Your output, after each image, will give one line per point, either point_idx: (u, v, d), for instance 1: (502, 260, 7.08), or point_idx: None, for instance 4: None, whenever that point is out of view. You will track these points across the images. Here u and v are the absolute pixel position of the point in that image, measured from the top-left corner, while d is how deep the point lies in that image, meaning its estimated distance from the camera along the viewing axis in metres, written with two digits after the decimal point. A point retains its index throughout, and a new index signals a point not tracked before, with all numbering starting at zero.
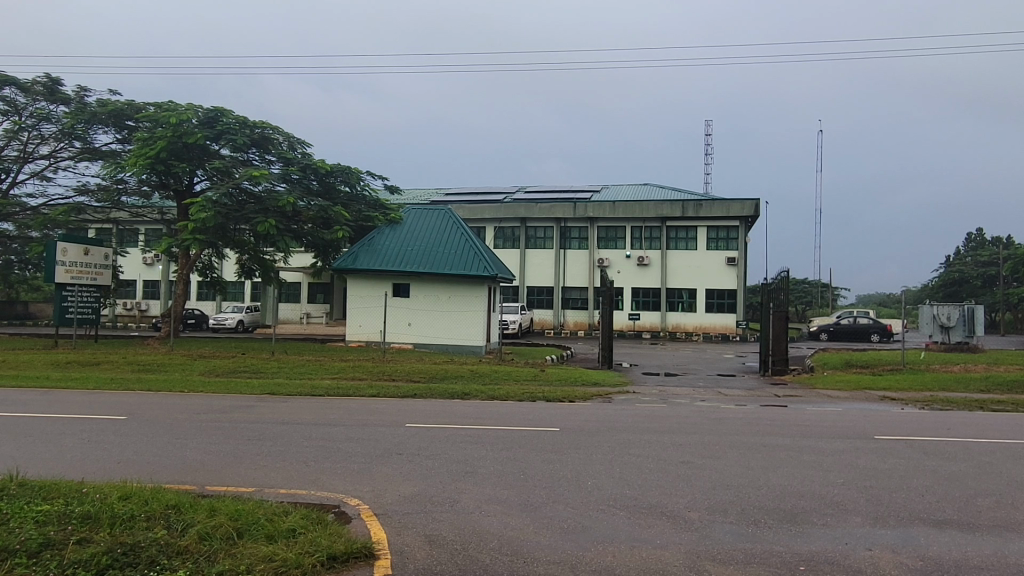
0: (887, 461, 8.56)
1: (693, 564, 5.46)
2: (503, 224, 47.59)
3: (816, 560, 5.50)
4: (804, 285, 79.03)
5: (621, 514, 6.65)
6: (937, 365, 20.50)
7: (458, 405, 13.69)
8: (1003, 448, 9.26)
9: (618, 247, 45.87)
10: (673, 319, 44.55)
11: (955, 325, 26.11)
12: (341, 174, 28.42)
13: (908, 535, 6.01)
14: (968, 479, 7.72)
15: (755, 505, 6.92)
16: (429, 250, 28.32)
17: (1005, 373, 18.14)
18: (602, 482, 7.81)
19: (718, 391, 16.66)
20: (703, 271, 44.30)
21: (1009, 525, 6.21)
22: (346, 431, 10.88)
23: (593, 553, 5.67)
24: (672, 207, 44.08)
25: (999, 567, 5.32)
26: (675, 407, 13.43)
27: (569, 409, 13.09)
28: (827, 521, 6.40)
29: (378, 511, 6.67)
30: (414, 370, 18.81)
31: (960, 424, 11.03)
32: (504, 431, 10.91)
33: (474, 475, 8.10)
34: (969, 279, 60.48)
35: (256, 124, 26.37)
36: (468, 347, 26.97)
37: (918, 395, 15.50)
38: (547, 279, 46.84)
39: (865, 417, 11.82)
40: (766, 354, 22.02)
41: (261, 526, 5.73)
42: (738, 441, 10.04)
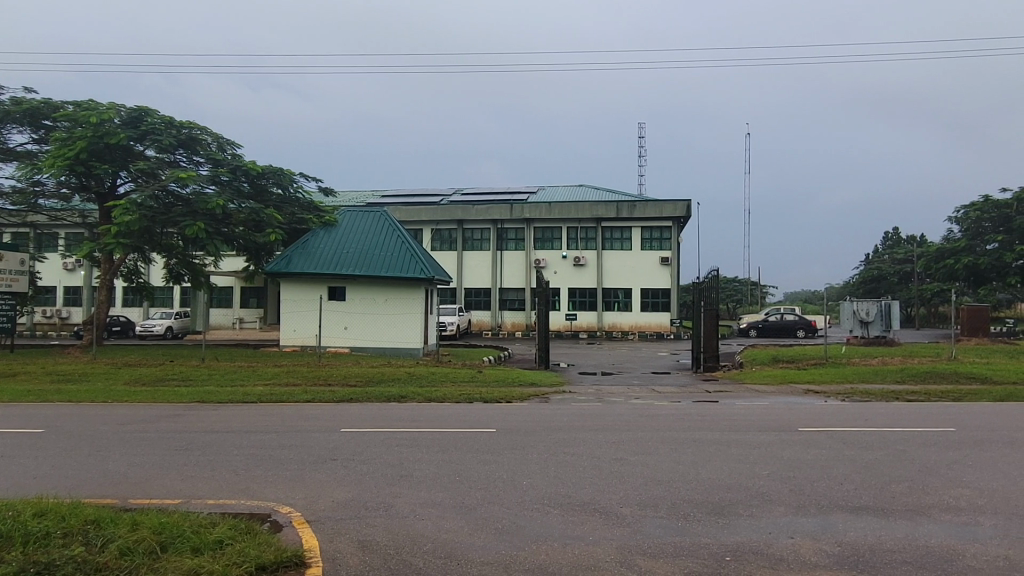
0: (810, 452, 8.91)
1: (624, 558, 5.57)
2: (440, 226, 47.44)
3: (741, 550, 5.68)
4: (734, 284, 81.73)
5: (556, 513, 6.73)
6: (857, 358, 21.40)
7: (395, 409, 13.58)
8: (915, 436, 9.78)
9: (554, 248, 46.24)
10: (609, 319, 45.22)
11: (873, 320, 27.33)
12: (273, 176, 27.88)
13: (828, 523, 6.26)
14: (883, 466, 8.10)
15: (685, 499, 7.09)
16: (365, 252, 27.96)
17: (918, 365, 19.07)
18: (536, 481, 7.87)
19: (651, 388, 16.97)
20: (638, 271, 45.15)
21: (919, 509, 6.56)
22: (278, 438, 10.67)
23: (528, 552, 5.72)
24: (607, 207, 44.72)
25: (909, 549, 5.62)
26: (610, 405, 13.63)
27: (505, 410, 13.14)
28: (752, 512, 6.62)
29: (310, 518, 6.58)
30: (349, 373, 18.57)
31: (877, 414, 11.57)
32: (440, 433, 10.89)
33: (409, 478, 8.05)
34: (886, 275, 63.64)
35: (183, 124, 25.65)
36: (407, 349, 26.83)
37: (838, 387, 16.18)
38: (484, 280, 46.91)
39: (790, 410, 12.25)
40: (697, 351, 22.54)
41: (186, 538, 5.56)
42: (669, 436, 10.28)
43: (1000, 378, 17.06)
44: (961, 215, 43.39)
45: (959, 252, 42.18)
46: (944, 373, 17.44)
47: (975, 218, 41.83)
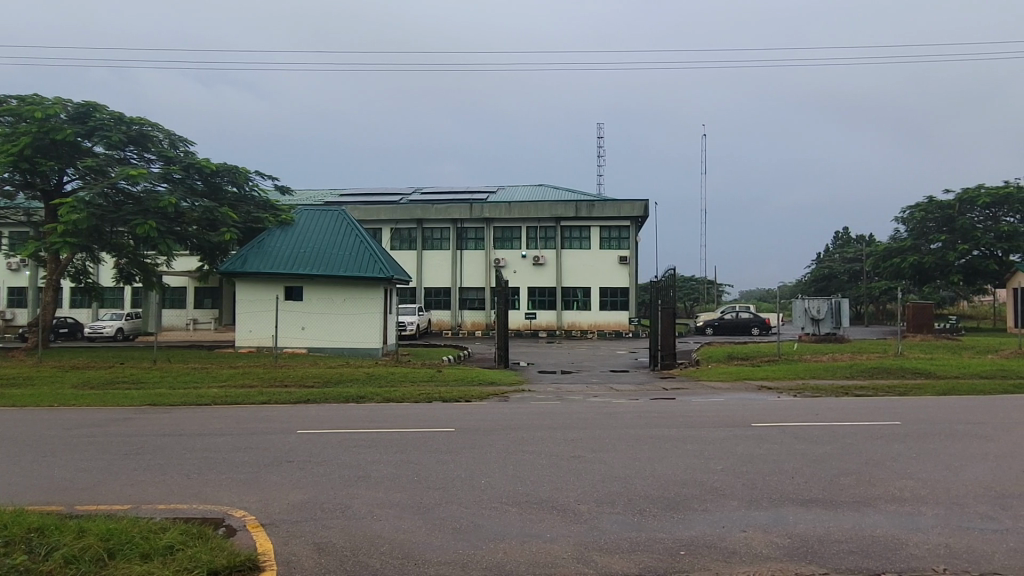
0: (763, 447, 9.10)
1: (582, 555, 5.62)
2: (400, 225, 47.14)
3: (696, 544, 5.78)
4: (691, 283, 83.04)
5: (513, 511, 6.76)
6: (808, 355, 21.90)
7: (352, 409, 13.46)
8: (863, 430, 10.06)
9: (513, 247, 46.33)
10: (568, 318, 45.44)
11: (824, 317, 28.02)
12: (227, 174, 27.35)
13: (780, 516, 6.40)
14: (832, 460, 8.32)
15: (642, 495, 7.18)
16: (323, 252, 27.62)
17: (866, 361, 19.60)
18: (494, 480, 7.89)
19: (609, 387, 17.13)
20: (597, 270, 45.50)
21: (866, 500, 6.76)
22: (234, 441, 10.49)
23: (485, 550, 5.74)
24: (566, 207, 44.98)
25: (855, 540, 5.78)
26: (569, 403, 13.70)
27: (464, 409, 13.12)
28: (706, 507, 6.73)
29: (265, 521, 6.49)
30: (306, 375, 18.32)
31: (827, 409, 11.87)
32: (398, 433, 10.82)
33: (367, 479, 7.99)
34: (837, 274, 65.41)
35: (133, 121, 25.02)
36: (366, 350, 26.60)
37: (790, 384, 16.56)
38: (444, 280, 46.75)
39: (744, 406, 12.50)
40: (654, 349, 22.82)
41: (135, 544, 5.43)
42: (628, 434, 10.38)
43: (943, 373, 17.65)
44: (907, 215, 44.74)
45: (905, 251, 43.53)
46: (891, 368, 17.95)
47: (919, 218, 43.15)
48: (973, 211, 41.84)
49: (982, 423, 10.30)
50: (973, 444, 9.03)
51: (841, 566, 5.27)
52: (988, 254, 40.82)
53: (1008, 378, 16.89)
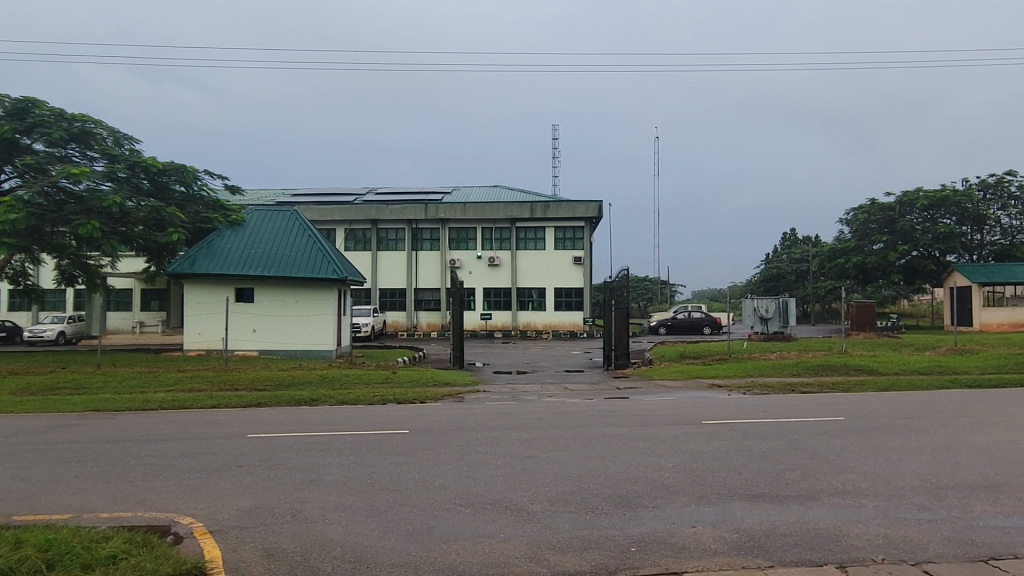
0: (712, 444, 9.29)
1: (534, 554, 5.65)
2: (354, 225, 46.66)
3: (646, 541, 5.87)
4: (645, 284, 84.33)
5: (466, 512, 6.76)
6: (757, 354, 22.43)
7: (304, 412, 13.28)
8: (808, 425, 10.35)
9: (469, 248, 46.28)
10: (523, 318, 45.56)
11: (772, 316, 28.72)
12: (175, 173, 26.67)
13: (727, 511, 6.55)
14: (778, 455, 8.54)
15: (594, 493, 7.26)
16: (275, 252, 27.17)
17: (812, 359, 20.15)
18: (448, 481, 7.89)
19: (564, 386, 17.24)
20: (552, 271, 45.74)
21: (810, 494, 6.95)
22: (181, 446, 10.25)
23: (438, 552, 5.73)
24: (521, 207, 45.10)
25: (800, 533, 5.94)
26: (523, 404, 13.75)
27: (419, 410, 13.06)
28: (657, 503, 6.85)
29: (212, 528, 6.36)
30: (257, 377, 17.99)
31: (774, 406, 12.17)
32: (351, 436, 10.73)
33: (319, 483, 7.90)
34: (784, 275, 67.14)
35: (75, 117, 24.24)
36: (319, 352, 26.23)
37: (739, 382, 16.91)
38: (399, 280, 46.42)
39: (695, 404, 12.73)
40: (608, 349, 23.04)
41: (76, 555, 5.26)
42: (581, 433, 10.48)
43: (885, 370, 18.23)
44: (851, 217, 46.13)
45: (850, 252, 44.86)
46: (835, 366, 18.50)
47: (863, 219, 44.56)
48: (912, 213, 43.29)
49: (919, 418, 10.69)
50: (911, 438, 9.37)
51: (786, 558, 5.42)
52: (927, 254, 42.31)
53: (945, 374, 17.53)
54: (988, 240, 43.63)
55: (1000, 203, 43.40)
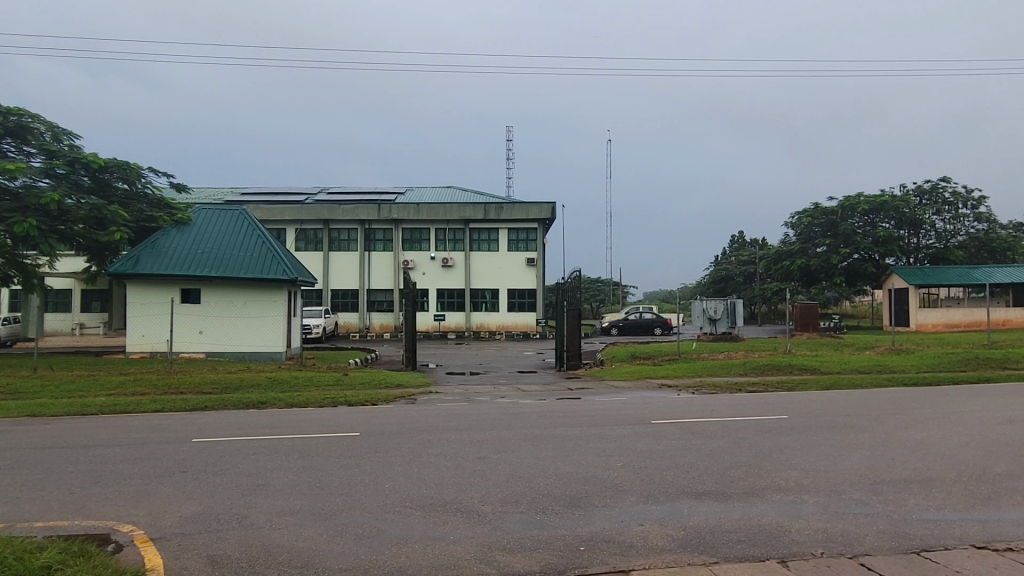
0: (661, 442, 9.44)
1: (484, 554, 5.67)
2: (305, 225, 45.98)
3: (595, 539, 5.94)
4: (598, 285, 85.36)
5: (417, 514, 6.73)
6: (706, 354, 22.89)
7: (252, 415, 13.04)
8: (753, 424, 10.60)
9: (422, 249, 46.04)
10: (476, 319, 45.54)
11: (720, 317, 29.28)
12: (117, 170, 25.92)
13: (675, 509, 6.67)
14: (724, 453, 8.74)
15: (544, 493, 7.30)
16: (222, 252, 26.59)
17: (758, 359, 20.66)
18: (399, 483, 7.84)
19: (516, 387, 17.31)
20: (505, 272, 45.80)
21: (755, 491, 7.12)
22: (122, 451, 9.95)
23: (387, 555, 5.70)
24: (474, 208, 45.05)
25: (745, 529, 6.08)
26: (475, 405, 13.75)
27: (370, 413, 12.95)
28: (606, 502, 6.93)
29: (154, 535, 6.19)
30: (203, 380, 17.59)
31: (721, 405, 12.45)
32: (300, 439, 10.58)
33: (266, 487, 7.76)
34: (733, 276, 68.68)
35: (11, 111, 23.38)
36: (268, 353, 25.73)
37: (688, 381, 17.24)
38: (351, 281, 45.90)
39: (644, 404, 12.92)
40: (560, 349, 23.20)
41: (6, 565, 5.05)
42: (533, 433, 10.54)
43: (825, 369, 18.80)
44: (795, 221, 47.34)
45: (794, 255, 46.04)
46: (780, 365, 19.02)
47: (807, 223, 45.81)
48: (853, 217, 44.79)
49: (859, 415, 11.05)
50: (850, 435, 9.68)
51: (730, 554, 5.54)
52: (867, 257, 43.65)
53: (882, 373, 18.15)
54: (923, 244, 45.28)
55: (934, 208, 45.04)
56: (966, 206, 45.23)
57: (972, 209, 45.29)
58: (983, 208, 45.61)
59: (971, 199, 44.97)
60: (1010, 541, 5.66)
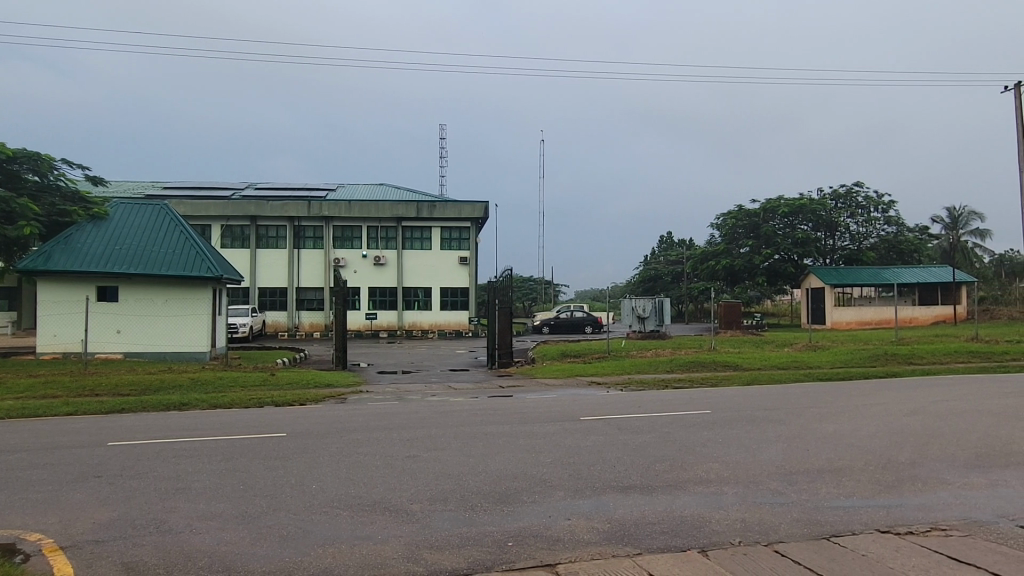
0: (589, 439, 9.59)
1: (412, 553, 5.65)
2: (231, 222, 44.68)
3: (523, 535, 5.99)
4: (530, 284, 86.12)
5: (344, 514, 6.64)
6: (634, 352, 23.39)
7: (173, 417, 12.58)
8: (678, 419, 10.89)
9: (353, 247, 45.33)
10: (408, 318, 45.19)
11: (649, 316, 29.95)
12: (27, 161, 24.60)
13: (601, 502, 6.80)
14: (649, 448, 8.95)
15: (473, 491, 7.32)
16: (141, 249, 25.50)
17: (684, 356, 21.27)
18: (326, 484, 7.73)
19: (447, 386, 17.25)
20: (437, 271, 45.62)
21: (679, 484, 7.34)
22: (31, 457, 9.44)
23: (313, 556, 5.62)
24: (407, 207, 44.65)
25: (667, 521, 6.25)
26: (406, 404, 13.64)
27: (297, 413, 12.68)
28: (534, 498, 7.01)
29: (64, 544, 5.92)
30: (121, 382, 16.85)
31: (647, 401, 12.75)
32: (223, 440, 10.28)
33: (187, 491, 7.51)
34: (661, 275, 70.33)
35: None
36: (191, 353, 24.92)
37: (617, 379, 17.59)
38: (280, 279, 44.83)
39: (573, 401, 13.12)
40: (492, 348, 23.22)
41: None
42: (463, 432, 10.52)
43: (747, 365, 19.48)
44: (720, 223, 48.89)
45: (720, 255, 47.54)
46: (706, 362, 19.62)
47: (731, 224, 47.40)
48: (775, 219, 46.60)
49: (776, 410, 11.49)
50: (768, 428, 10.06)
51: (653, 545, 5.70)
52: (787, 258, 45.47)
53: (798, 369, 18.96)
54: (839, 246, 47.33)
55: (849, 211, 47.17)
56: (877, 210, 47.61)
57: (882, 213, 47.65)
58: (892, 212, 48.04)
59: (882, 204, 47.26)
60: (911, 525, 6.01)
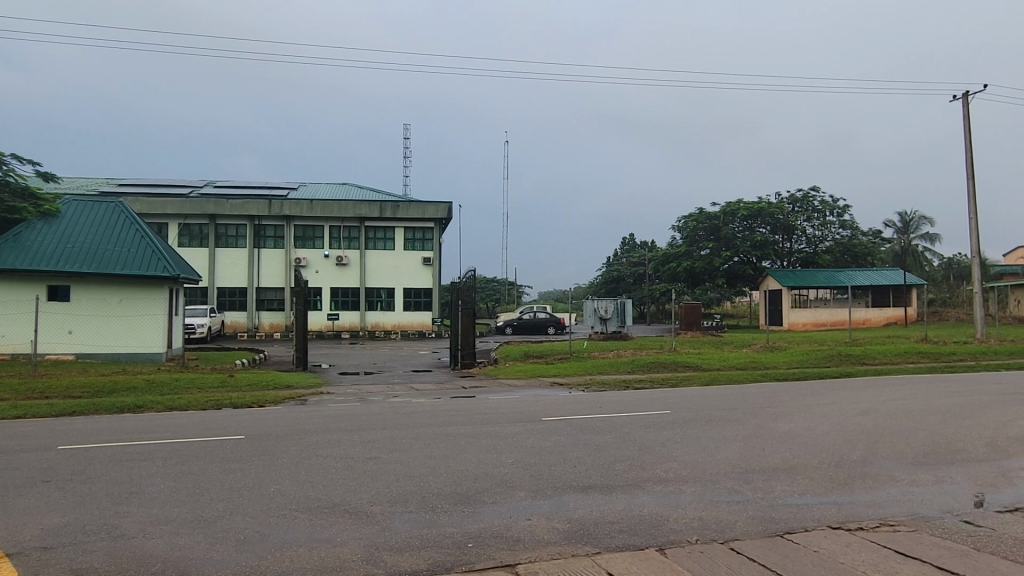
0: (551, 439, 9.63)
1: (371, 556, 5.61)
2: (190, 220, 43.84)
3: (484, 536, 6.00)
4: (493, 284, 86.13)
5: (303, 517, 6.57)
6: (596, 352, 23.58)
7: (127, 420, 12.28)
8: (639, 419, 11.00)
9: (315, 247, 44.81)
10: (371, 318, 44.85)
11: (611, 317, 30.22)
12: None
13: (561, 502, 6.84)
14: (610, 448, 9.03)
15: (434, 492, 7.31)
16: (95, 247, 24.86)
17: (646, 357, 21.52)
18: (285, 486, 7.63)
19: (409, 387, 17.17)
20: (401, 272, 45.35)
21: (638, 483, 7.42)
22: None
23: (270, 560, 5.55)
24: (370, 206, 44.33)
25: (626, 521, 6.31)
26: (367, 405, 13.54)
27: (256, 415, 12.50)
28: (495, 499, 7.02)
29: (10, 551, 5.75)
30: (73, 384, 16.40)
31: (609, 402, 12.86)
32: (179, 443, 10.07)
33: (141, 496, 7.35)
34: (624, 276, 71.03)
35: None
36: (147, 354, 24.40)
37: (579, 379, 17.72)
38: (239, 279, 44.10)
39: (535, 401, 13.17)
40: (455, 349, 23.18)
41: None
42: (425, 433, 10.49)
43: (707, 366, 19.80)
44: (681, 225, 49.59)
45: (681, 256, 48.23)
46: (667, 363, 19.89)
47: (692, 226, 48.16)
48: (734, 222, 47.46)
49: (734, 410, 11.68)
50: (726, 428, 10.23)
51: (613, 544, 5.76)
52: (746, 260, 46.30)
53: (756, 369, 19.33)
54: (796, 249, 48.32)
55: (805, 215, 48.19)
56: (833, 214, 48.71)
57: (837, 217, 48.78)
58: (847, 216, 49.22)
59: (837, 208, 48.40)
60: (861, 521, 6.17)
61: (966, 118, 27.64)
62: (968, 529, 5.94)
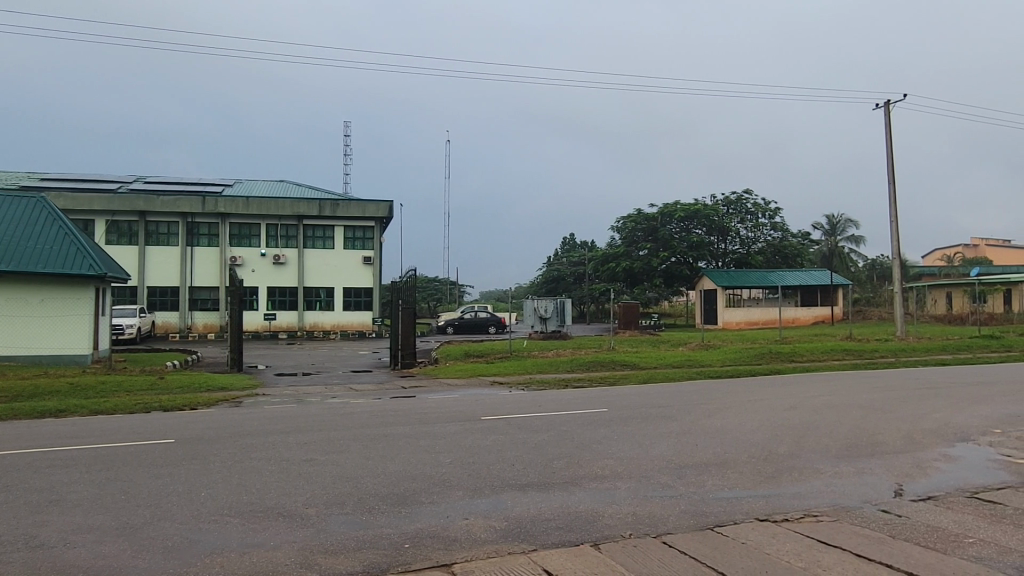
0: (489, 438, 9.67)
1: (305, 559, 5.53)
2: (118, 217, 42.25)
3: (420, 536, 5.98)
4: (435, 284, 85.76)
5: (235, 521, 6.43)
6: (536, 351, 23.74)
7: (48, 425, 11.75)
8: (576, 417, 11.14)
9: (251, 245, 43.76)
10: (310, 318, 44.06)
11: (550, 316, 30.43)
12: None
13: (498, 501, 6.88)
14: (547, 446, 9.11)
15: (370, 493, 7.24)
16: (13, 244, 23.65)
17: (584, 356, 21.79)
18: (216, 490, 7.44)
19: (347, 387, 16.95)
20: (340, 271, 44.69)
21: (574, 480, 7.51)
22: None
23: (199, 566, 5.41)
24: (308, 204, 43.55)
25: (562, 517, 6.39)
26: (304, 406, 13.32)
27: (188, 418, 12.15)
28: (433, 499, 7.00)
29: None
30: None
31: (547, 400, 12.96)
32: (105, 449, 9.71)
33: (62, 503, 7.06)
34: (565, 276, 71.74)
35: None
36: (71, 356, 23.44)
37: (518, 378, 17.80)
38: (171, 278, 42.71)
39: (474, 401, 13.18)
40: (395, 348, 22.96)
41: None
42: (363, 434, 10.37)
43: (643, 364, 20.15)
44: (620, 225, 50.39)
45: (620, 257, 48.98)
46: (605, 362, 20.18)
47: (631, 226, 49.05)
48: (671, 223, 48.53)
49: (669, 407, 11.93)
50: (660, 425, 10.44)
51: (549, 541, 5.82)
52: (683, 261, 47.33)
53: (691, 367, 19.79)
54: (730, 250, 49.63)
55: (739, 216, 49.59)
56: (764, 217, 50.22)
57: (769, 219, 50.36)
58: (778, 218, 50.84)
59: (769, 210, 49.94)
60: (787, 512, 6.40)
61: (888, 126, 28.89)
62: (885, 517, 6.23)
